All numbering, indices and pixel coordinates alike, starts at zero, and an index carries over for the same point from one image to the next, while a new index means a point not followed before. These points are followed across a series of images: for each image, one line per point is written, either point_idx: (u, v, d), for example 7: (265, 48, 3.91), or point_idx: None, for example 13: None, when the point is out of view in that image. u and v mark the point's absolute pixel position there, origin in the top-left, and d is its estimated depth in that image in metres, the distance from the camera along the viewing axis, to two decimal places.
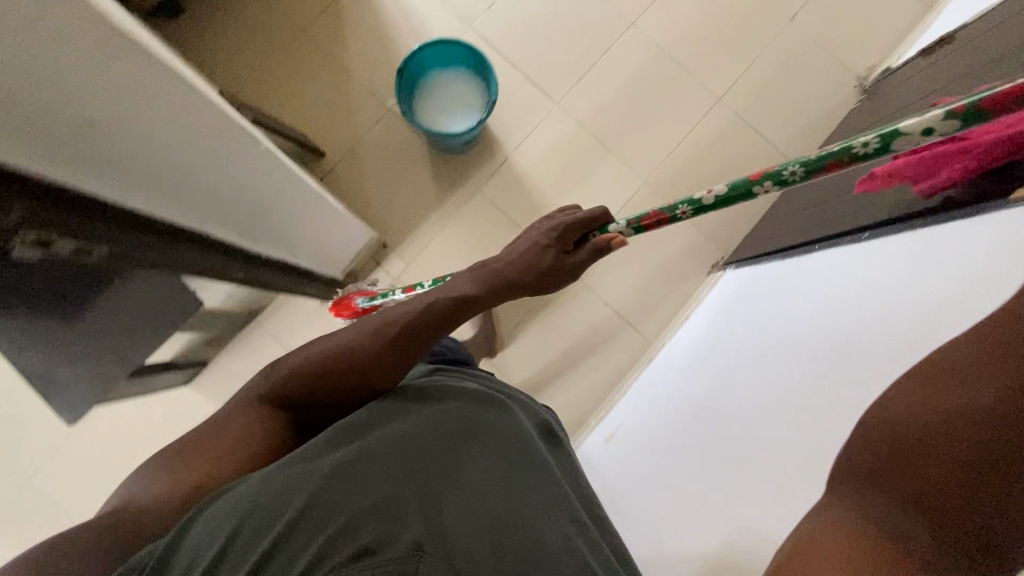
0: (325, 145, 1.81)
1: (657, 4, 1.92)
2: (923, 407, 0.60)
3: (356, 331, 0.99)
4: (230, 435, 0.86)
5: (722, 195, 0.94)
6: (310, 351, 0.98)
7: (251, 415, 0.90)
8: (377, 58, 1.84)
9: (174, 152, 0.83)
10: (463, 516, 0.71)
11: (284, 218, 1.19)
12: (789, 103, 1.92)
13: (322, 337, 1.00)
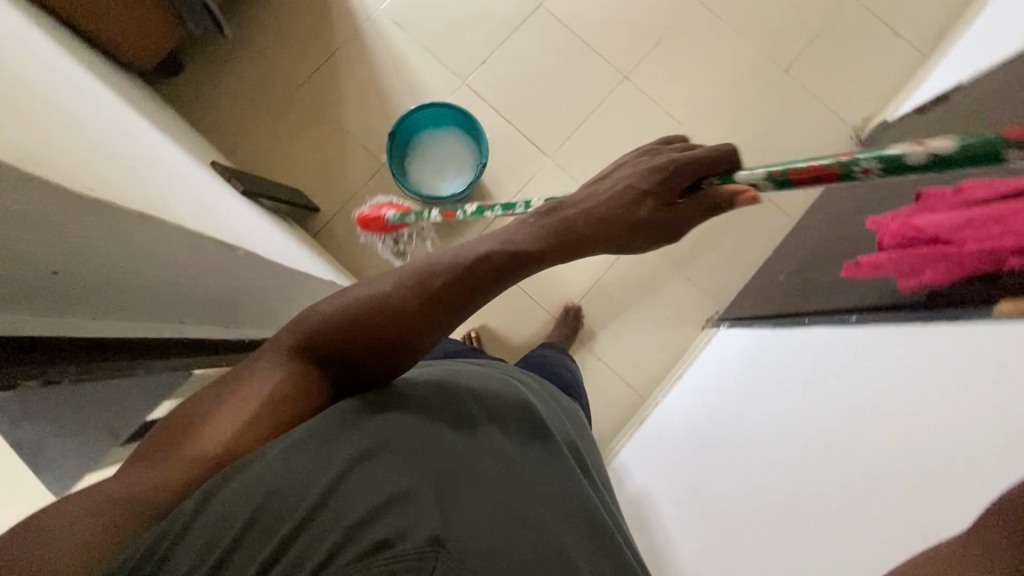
0: (319, 200, 1.83)
1: (651, 57, 1.93)
2: None
3: (393, 286, 0.72)
4: (250, 393, 0.65)
5: (935, 156, 0.68)
6: (329, 307, 0.71)
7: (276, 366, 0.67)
8: (372, 113, 1.86)
9: (138, 269, 0.86)
10: (499, 517, 0.61)
11: (257, 297, 1.20)
12: (783, 155, 1.91)
13: (343, 293, 0.73)
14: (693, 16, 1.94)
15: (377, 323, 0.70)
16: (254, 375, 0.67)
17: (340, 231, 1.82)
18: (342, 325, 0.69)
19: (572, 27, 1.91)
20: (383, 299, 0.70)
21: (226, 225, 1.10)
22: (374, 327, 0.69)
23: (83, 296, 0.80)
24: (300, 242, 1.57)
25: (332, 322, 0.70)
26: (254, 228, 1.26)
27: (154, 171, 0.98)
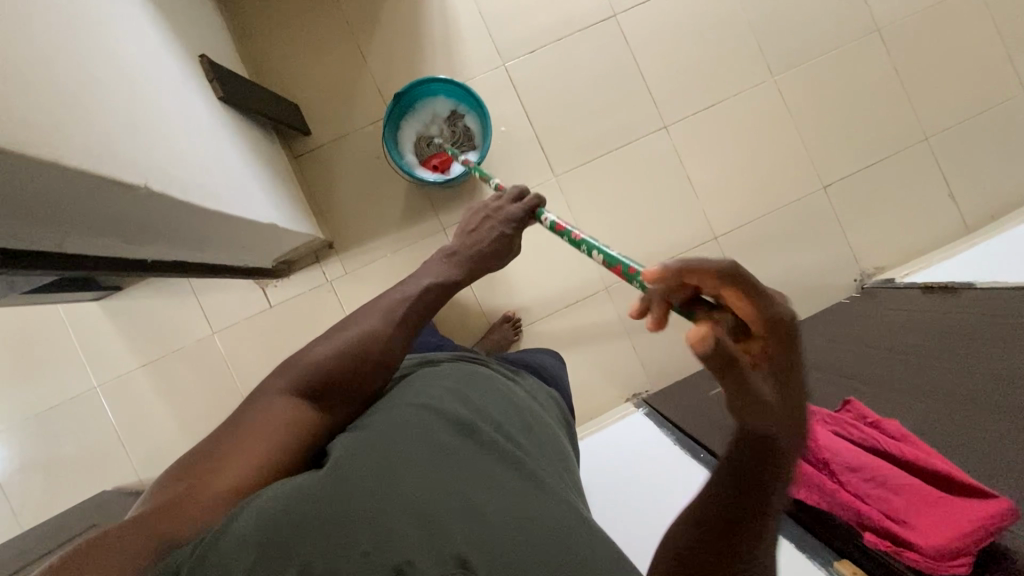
0: (314, 125, 1.74)
1: (698, 117, 1.81)
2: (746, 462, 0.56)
3: (379, 320, 0.94)
4: (261, 428, 0.79)
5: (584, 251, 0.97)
6: (315, 346, 0.89)
7: (278, 404, 0.82)
8: (400, 59, 1.75)
9: (69, 201, 0.77)
10: (496, 500, 0.66)
11: (205, 230, 1.12)
12: (781, 269, 1.83)
13: (326, 336, 0.90)
14: (759, 94, 1.82)
15: (352, 359, 0.87)
16: (261, 415, 0.81)
17: (323, 166, 1.75)
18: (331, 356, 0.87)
19: (635, 54, 1.79)
20: (367, 335, 0.90)
21: (182, 143, 1.03)
22: (354, 359, 0.87)
23: (17, 214, 0.73)
24: (274, 170, 1.50)
25: (318, 358, 0.87)
26: (218, 149, 1.19)
27: (113, 66, 0.91)
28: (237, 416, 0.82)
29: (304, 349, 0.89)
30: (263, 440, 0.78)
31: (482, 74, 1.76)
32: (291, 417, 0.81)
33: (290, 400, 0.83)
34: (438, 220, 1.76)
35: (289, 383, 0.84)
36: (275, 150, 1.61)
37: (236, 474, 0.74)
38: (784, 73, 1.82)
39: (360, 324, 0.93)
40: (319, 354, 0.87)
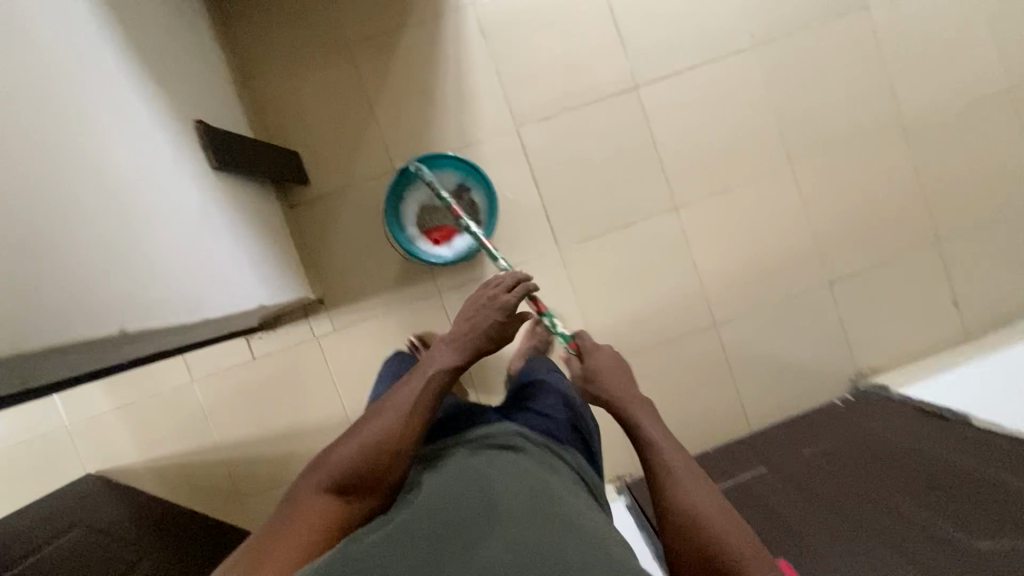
0: (314, 174, 1.68)
1: (710, 200, 1.75)
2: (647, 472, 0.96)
3: (388, 420, 0.99)
4: (306, 513, 0.90)
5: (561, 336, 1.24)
6: (338, 450, 0.97)
7: (318, 495, 0.92)
8: (408, 113, 1.67)
9: (37, 360, 0.76)
10: (483, 556, 0.75)
11: (185, 330, 1.11)
12: (778, 361, 1.80)
13: (349, 436, 0.99)
14: (775, 182, 1.77)
15: (375, 453, 0.94)
16: (304, 506, 0.91)
17: (319, 217, 1.68)
18: (354, 457, 0.95)
19: (652, 130, 1.72)
20: (384, 430, 0.97)
21: (172, 256, 1.01)
22: (372, 456, 0.94)
23: None
24: (266, 230, 1.45)
25: (343, 460, 0.95)
26: (208, 236, 1.15)
27: (102, 196, 0.87)
28: (279, 509, 0.93)
29: (330, 452, 0.97)
30: (313, 523, 0.89)
31: (493, 136, 1.69)
32: (332, 503, 0.92)
33: (328, 493, 0.92)
34: (434, 284, 1.70)
35: (320, 481, 0.93)
36: (269, 204, 1.54)
37: (288, 551, 0.86)
38: (802, 163, 1.77)
39: (376, 419, 1.00)
40: (341, 459, 0.95)
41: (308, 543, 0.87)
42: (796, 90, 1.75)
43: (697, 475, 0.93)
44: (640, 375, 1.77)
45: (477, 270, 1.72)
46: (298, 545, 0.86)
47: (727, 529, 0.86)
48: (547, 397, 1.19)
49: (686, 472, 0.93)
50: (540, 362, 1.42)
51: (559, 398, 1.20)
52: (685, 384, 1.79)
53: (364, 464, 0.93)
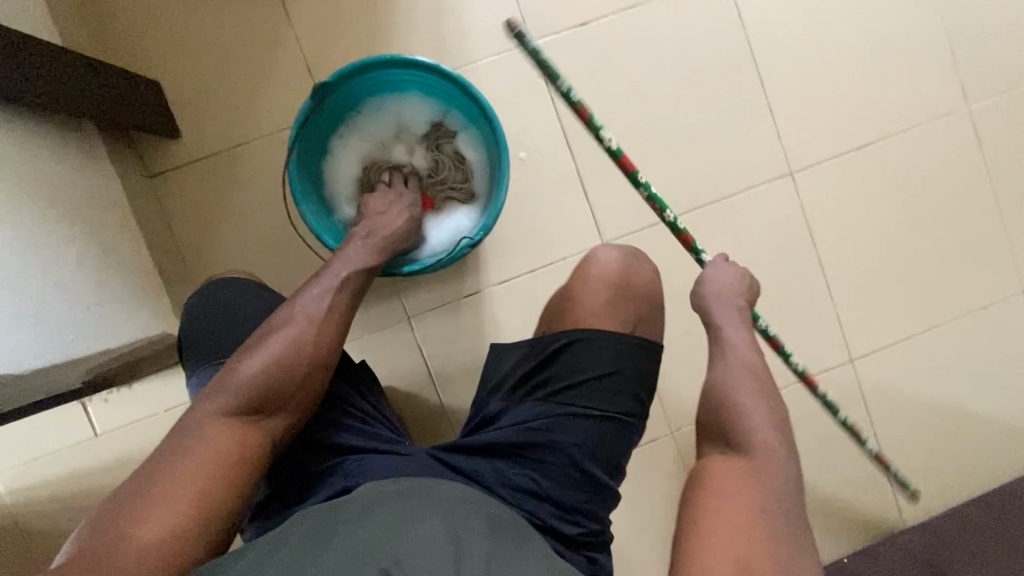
0: (187, 116, 0.98)
1: (843, 162, 1.09)
2: (750, 394, 0.60)
3: (314, 318, 0.65)
4: (202, 457, 0.55)
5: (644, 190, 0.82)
6: (248, 360, 0.61)
7: (223, 427, 0.58)
8: (350, 15, 0.99)
9: None
10: None
11: None
12: (948, 415, 1.14)
13: (263, 336, 0.63)
14: (943, 131, 1.10)
15: (290, 382, 0.61)
16: (200, 440, 0.56)
17: (199, 196, 0.99)
18: (274, 363, 0.61)
19: (751, 47, 1.06)
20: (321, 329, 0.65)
21: None
22: (299, 366, 0.62)
23: None
24: (54, 223, 0.75)
25: (263, 371, 0.60)
26: None
27: None
28: (160, 448, 0.57)
29: (239, 358, 0.62)
30: (215, 467, 0.55)
31: (492, 57, 1.02)
32: (244, 427, 0.58)
33: (238, 417, 0.59)
34: (400, 303, 1.04)
35: (214, 410, 0.58)
36: (84, 173, 0.84)
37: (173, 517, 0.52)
38: (987, 100, 1.10)
39: (299, 306, 0.66)
40: (257, 368, 0.60)
41: (224, 502, 0.55)
42: None
43: (754, 366, 0.63)
44: None
45: (468, 279, 1.04)
46: (189, 500, 0.53)
47: (762, 412, 0.59)
48: (560, 491, 0.65)
49: (746, 354, 0.64)
50: (588, 361, 0.67)
51: (578, 493, 0.65)
52: (803, 453, 1.13)
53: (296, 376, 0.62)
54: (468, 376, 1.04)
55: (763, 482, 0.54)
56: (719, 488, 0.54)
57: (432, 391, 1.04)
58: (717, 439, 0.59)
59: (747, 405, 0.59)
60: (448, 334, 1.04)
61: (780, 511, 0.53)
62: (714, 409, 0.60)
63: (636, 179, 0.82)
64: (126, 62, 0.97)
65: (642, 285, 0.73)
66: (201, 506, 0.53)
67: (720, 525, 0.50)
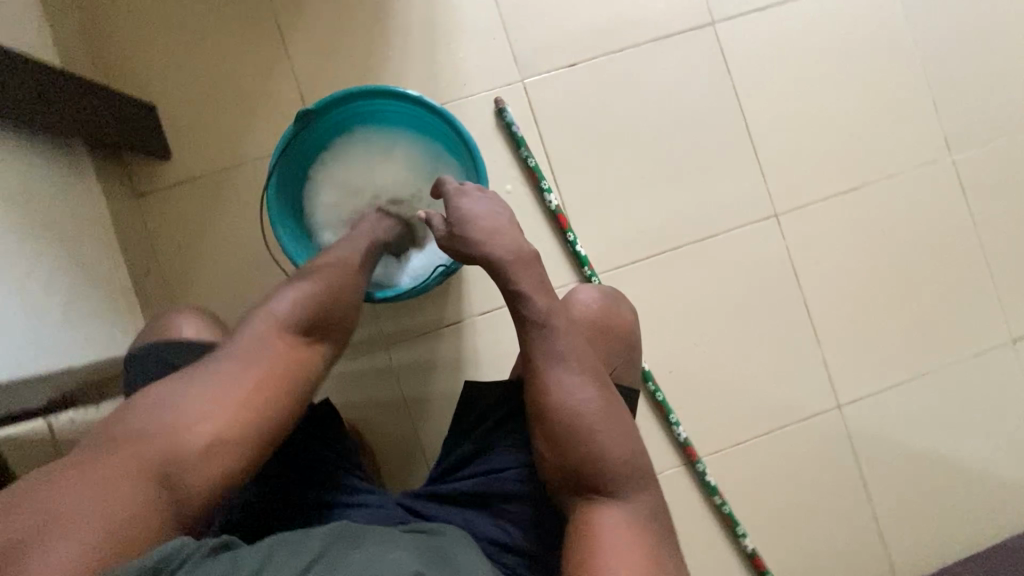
0: (179, 138, 1.00)
1: (829, 206, 1.10)
2: (596, 413, 0.64)
3: (353, 260, 0.74)
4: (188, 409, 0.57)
5: (569, 241, 1.03)
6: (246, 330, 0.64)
7: (276, 338, 0.64)
8: (346, 49, 1.02)
9: None
10: None
11: None
12: (941, 468, 1.11)
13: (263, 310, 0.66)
14: (928, 178, 1.11)
15: (332, 312, 0.68)
16: (254, 348, 0.62)
17: (185, 217, 0.99)
18: (268, 331, 0.64)
19: (737, 92, 1.08)
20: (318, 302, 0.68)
21: None
22: (294, 338, 0.65)
23: None
24: (37, 234, 0.75)
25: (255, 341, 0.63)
26: None
27: None
28: (215, 351, 0.63)
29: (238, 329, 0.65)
30: (197, 421, 0.57)
31: (483, 94, 1.04)
32: (293, 343, 0.65)
33: (288, 335, 0.65)
34: (380, 332, 1.03)
35: (271, 321, 0.65)
36: (73, 190, 0.85)
37: (230, 411, 0.58)
38: (971, 149, 1.12)
39: (296, 285, 0.69)
40: (296, 307, 0.66)
41: (278, 400, 0.61)
42: (959, 38, 1.11)
43: (598, 374, 0.66)
44: (719, 483, 1.07)
45: (450, 309, 1.03)
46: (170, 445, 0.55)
47: (614, 433, 0.63)
48: (519, 538, 0.65)
49: (565, 351, 0.66)
50: None
51: (540, 542, 0.65)
52: (793, 502, 1.09)
53: (331, 317, 0.68)
54: (447, 407, 1.02)
55: (629, 497, 0.62)
56: (604, 536, 0.59)
57: (407, 423, 1.02)
58: (585, 486, 0.62)
59: (600, 429, 0.63)
60: (426, 364, 1.02)
61: (646, 513, 0.62)
62: (570, 441, 0.63)
63: (566, 235, 1.03)
64: (125, 87, 0.99)
65: (607, 298, 0.76)
66: (261, 396, 0.60)
67: (609, 561, 0.57)
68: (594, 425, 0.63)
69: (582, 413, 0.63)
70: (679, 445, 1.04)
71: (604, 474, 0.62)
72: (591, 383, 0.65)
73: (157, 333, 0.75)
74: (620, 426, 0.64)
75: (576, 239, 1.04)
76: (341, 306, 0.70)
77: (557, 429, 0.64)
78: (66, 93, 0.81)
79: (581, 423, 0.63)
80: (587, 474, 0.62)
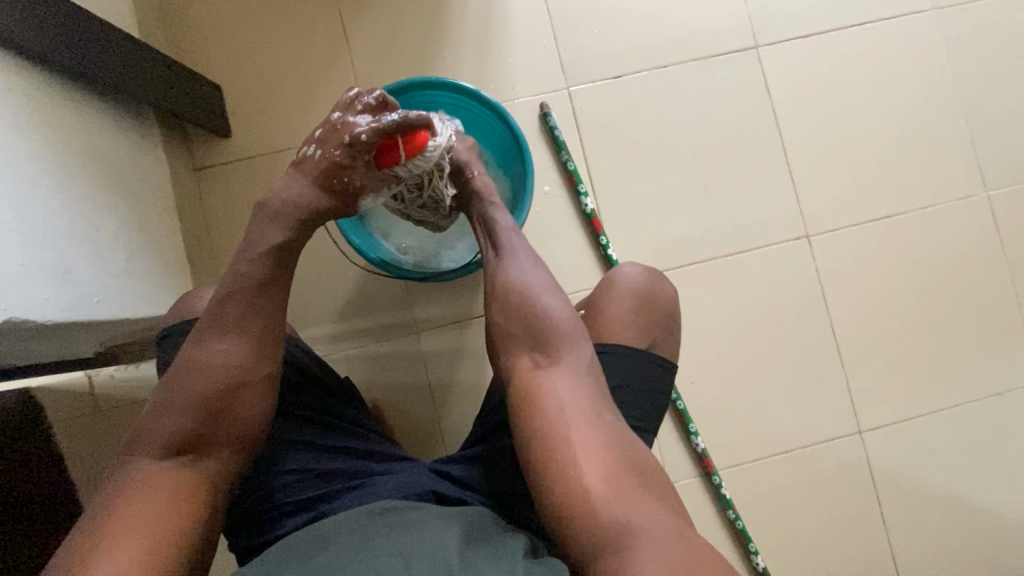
0: (239, 117, 1.05)
1: (861, 231, 1.11)
2: (535, 288, 0.67)
3: (231, 333, 0.61)
4: (146, 508, 0.54)
5: (601, 244, 1.06)
6: (166, 415, 0.59)
7: (161, 473, 0.57)
8: (403, 46, 1.08)
9: None
10: None
11: None
12: (959, 505, 1.09)
13: (179, 379, 0.60)
14: (962, 213, 1.12)
15: (219, 397, 0.60)
16: (134, 495, 0.55)
17: (237, 193, 1.04)
18: (190, 408, 0.59)
19: (775, 114, 1.11)
20: (233, 356, 0.61)
21: None
22: (219, 402, 0.59)
23: None
24: (102, 192, 0.80)
25: (184, 423, 0.58)
26: None
27: None
28: (96, 504, 0.56)
29: (154, 412, 0.59)
30: (160, 520, 0.54)
31: (529, 97, 1.09)
32: (178, 468, 0.57)
33: (169, 459, 0.58)
34: (410, 319, 1.05)
35: (147, 452, 0.58)
36: (139, 155, 0.91)
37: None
38: (1006, 187, 1.13)
39: None
40: (173, 415, 0.58)
41: (177, 532, 0.54)
42: (998, 77, 1.13)
43: (539, 260, 0.71)
44: (734, 497, 1.07)
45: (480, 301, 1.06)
46: (140, 549, 0.52)
47: (552, 308, 0.66)
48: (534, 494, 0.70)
49: (509, 238, 0.72)
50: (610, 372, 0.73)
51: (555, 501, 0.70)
52: (806, 525, 1.08)
53: (217, 405, 0.59)
54: (468, 399, 1.04)
55: (567, 368, 0.63)
56: (538, 398, 0.62)
57: (429, 408, 1.04)
58: (525, 350, 0.65)
59: (536, 303, 0.66)
60: (453, 354, 1.05)
61: (591, 390, 0.62)
62: (508, 311, 0.67)
63: (599, 239, 1.06)
64: (194, 66, 1.05)
65: (644, 294, 0.78)
66: (150, 544, 0.52)
67: (564, 442, 0.58)
68: (532, 297, 0.67)
69: (521, 285, 0.68)
70: (695, 455, 1.05)
71: (540, 338, 0.65)
72: (533, 264, 0.69)
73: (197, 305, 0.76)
74: (565, 306, 0.67)
75: (608, 242, 1.06)
76: (233, 383, 0.60)
77: (498, 298, 0.68)
78: (144, 65, 0.86)
79: (519, 294, 0.67)
80: (523, 345, 0.65)
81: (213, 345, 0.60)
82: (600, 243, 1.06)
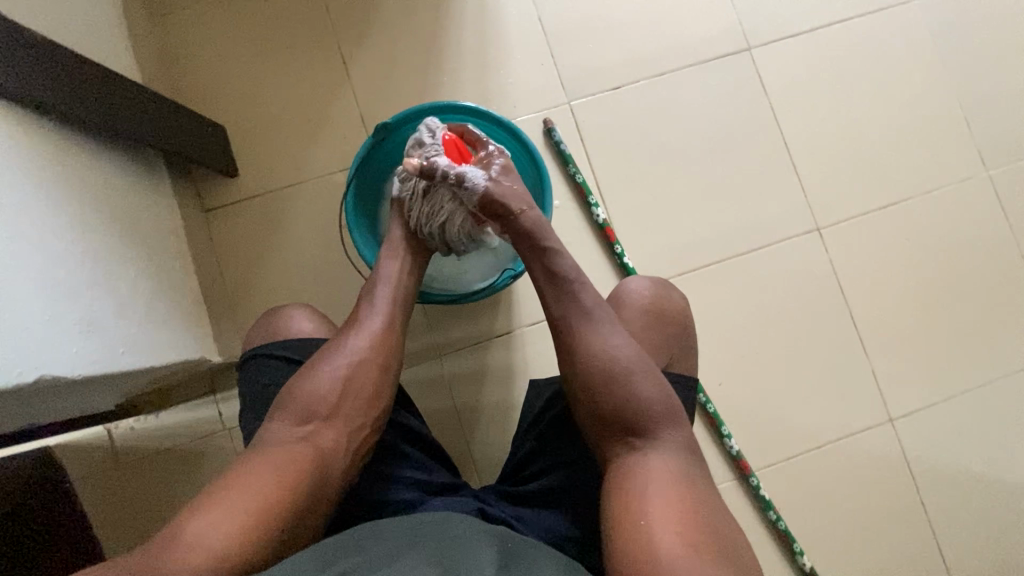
0: (244, 156, 1.05)
1: (869, 221, 1.12)
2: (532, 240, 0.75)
3: (377, 319, 0.72)
4: (289, 455, 0.60)
5: (616, 253, 1.06)
6: (309, 382, 0.65)
7: (304, 428, 0.63)
8: (403, 74, 1.09)
9: None
10: None
11: None
12: (996, 486, 1.08)
13: (325, 356, 0.67)
14: (964, 195, 1.13)
15: (360, 369, 0.67)
16: (281, 441, 0.61)
17: (248, 231, 1.03)
18: (338, 376, 0.66)
19: (774, 114, 1.13)
20: (378, 341, 0.70)
21: None
22: (356, 379, 0.66)
23: None
24: (116, 238, 0.79)
25: (322, 388, 0.65)
26: None
27: None
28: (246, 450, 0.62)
29: (300, 378, 0.66)
30: (287, 466, 0.59)
31: (531, 115, 1.10)
32: (315, 429, 0.63)
33: (310, 418, 0.63)
34: (432, 342, 1.04)
35: (292, 410, 0.64)
36: (149, 200, 0.90)
37: (261, 503, 0.56)
38: (1004, 166, 1.14)
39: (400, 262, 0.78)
40: (320, 379, 0.65)
41: (309, 482, 0.60)
42: (987, 61, 1.16)
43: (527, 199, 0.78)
44: (773, 498, 1.05)
45: (499, 320, 1.05)
46: (279, 484, 0.58)
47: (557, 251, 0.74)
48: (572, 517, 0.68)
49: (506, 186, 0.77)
50: None
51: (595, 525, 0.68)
52: (849, 521, 1.06)
53: (358, 379, 0.66)
54: (496, 421, 1.03)
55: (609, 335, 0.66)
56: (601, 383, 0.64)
57: (460, 433, 1.02)
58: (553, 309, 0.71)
59: (536, 251, 0.75)
60: (478, 376, 1.04)
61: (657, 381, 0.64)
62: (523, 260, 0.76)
63: (614, 248, 1.06)
64: (195, 108, 1.05)
65: (670, 304, 0.78)
66: (288, 485, 0.58)
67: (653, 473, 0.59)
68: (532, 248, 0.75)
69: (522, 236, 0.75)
70: (730, 457, 1.04)
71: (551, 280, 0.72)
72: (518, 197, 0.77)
73: (274, 324, 0.78)
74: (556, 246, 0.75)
75: (622, 251, 1.07)
76: (375, 363, 0.68)
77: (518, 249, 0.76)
78: (151, 109, 0.86)
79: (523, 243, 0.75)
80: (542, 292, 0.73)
81: (359, 325, 0.71)
82: (615, 252, 1.06)
